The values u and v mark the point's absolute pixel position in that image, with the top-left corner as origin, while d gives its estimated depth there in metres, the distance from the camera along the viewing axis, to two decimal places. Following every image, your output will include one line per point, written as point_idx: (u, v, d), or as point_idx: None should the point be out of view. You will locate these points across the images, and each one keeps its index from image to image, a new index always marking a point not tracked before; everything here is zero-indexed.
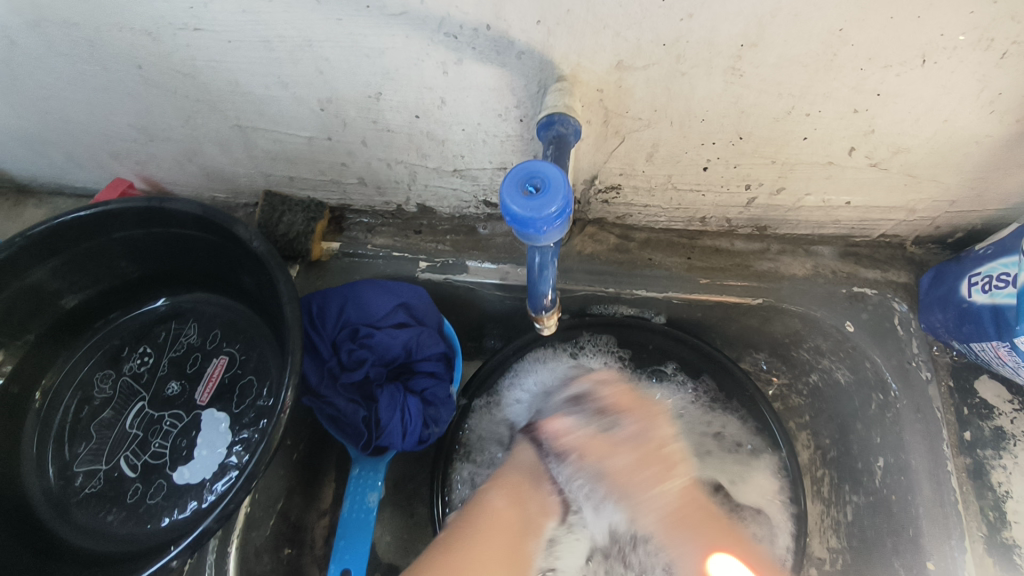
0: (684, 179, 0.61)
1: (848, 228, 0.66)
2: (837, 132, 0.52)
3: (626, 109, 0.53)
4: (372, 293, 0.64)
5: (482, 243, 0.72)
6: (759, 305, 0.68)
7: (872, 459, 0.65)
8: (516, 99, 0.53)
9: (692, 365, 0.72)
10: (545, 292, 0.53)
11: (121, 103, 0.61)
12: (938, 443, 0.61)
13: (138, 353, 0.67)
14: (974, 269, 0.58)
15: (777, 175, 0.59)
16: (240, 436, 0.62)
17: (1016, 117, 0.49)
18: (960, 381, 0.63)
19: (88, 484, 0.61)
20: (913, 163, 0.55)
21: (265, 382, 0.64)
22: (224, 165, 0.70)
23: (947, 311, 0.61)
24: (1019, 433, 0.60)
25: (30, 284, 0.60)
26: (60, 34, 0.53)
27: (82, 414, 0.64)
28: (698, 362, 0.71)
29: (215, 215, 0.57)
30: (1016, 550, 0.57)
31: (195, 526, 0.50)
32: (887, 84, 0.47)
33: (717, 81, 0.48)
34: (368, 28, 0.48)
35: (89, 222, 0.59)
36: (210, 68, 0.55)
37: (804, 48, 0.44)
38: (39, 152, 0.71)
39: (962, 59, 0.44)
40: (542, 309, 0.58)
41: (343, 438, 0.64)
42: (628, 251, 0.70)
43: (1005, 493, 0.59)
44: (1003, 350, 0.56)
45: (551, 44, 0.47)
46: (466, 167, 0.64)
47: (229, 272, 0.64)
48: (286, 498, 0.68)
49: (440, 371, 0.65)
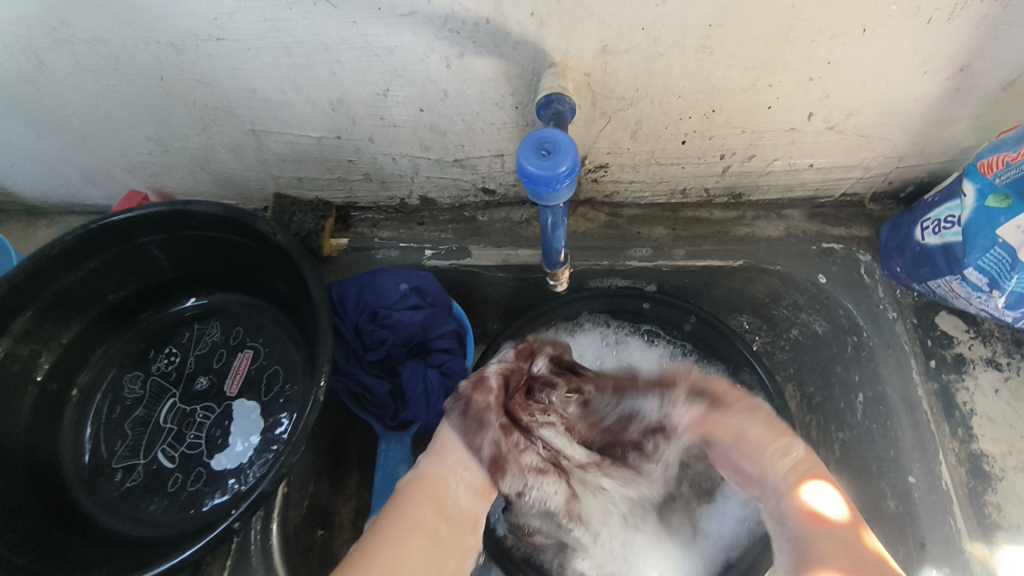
0: (665, 154, 0.68)
1: (813, 190, 0.74)
2: (796, 99, 0.60)
3: (611, 91, 0.59)
4: (386, 279, 0.69)
5: (482, 229, 0.78)
6: (740, 266, 0.74)
7: (853, 397, 0.71)
8: (512, 88, 0.59)
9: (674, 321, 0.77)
10: (557, 248, 0.59)
11: (140, 117, 0.65)
12: (908, 373, 0.67)
13: (164, 354, 0.71)
14: (924, 215, 0.66)
15: (747, 144, 0.66)
16: (273, 421, 0.66)
17: (945, 76, 0.56)
18: (922, 318, 0.70)
19: (129, 479, 0.64)
20: (864, 123, 0.62)
21: (290, 370, 0.68)
22: (236, 171, 0.74)
23: (904, 256, 0.69)
24: (977, 357, 0.68)
25: (61, 291, 0.63)
26: (90, 51, 0.57)
27: (116, 414, 0.67)
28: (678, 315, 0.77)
29: (236, 213, 0.61)
30: (984, 458, 0.64)
31: (252, 491, 0.53)
32: (835, 53, 0.54)
33: (691, 59, 0.55)
34: (379, 28, 0.53)
35: (117, 227, 0.63)
36: (229, 77, 0.59)
37: (763, 24, 0.51)
38: (54, 172, 0.75)
39: (896, 26, 0.51)
40: (555, 266, 0.64)
41: (369, 416, 0.68)
42: (619, 226, 0.76)
43: (970, 410, 0.66)
44: (956, 283, 0.63)
45: (543, 34, 0.53)
46: (466, 156, 0.70)
47: (252, 269, 0.68)
48: (316, 482, 0.72)
49: (455, 347, 0.69)
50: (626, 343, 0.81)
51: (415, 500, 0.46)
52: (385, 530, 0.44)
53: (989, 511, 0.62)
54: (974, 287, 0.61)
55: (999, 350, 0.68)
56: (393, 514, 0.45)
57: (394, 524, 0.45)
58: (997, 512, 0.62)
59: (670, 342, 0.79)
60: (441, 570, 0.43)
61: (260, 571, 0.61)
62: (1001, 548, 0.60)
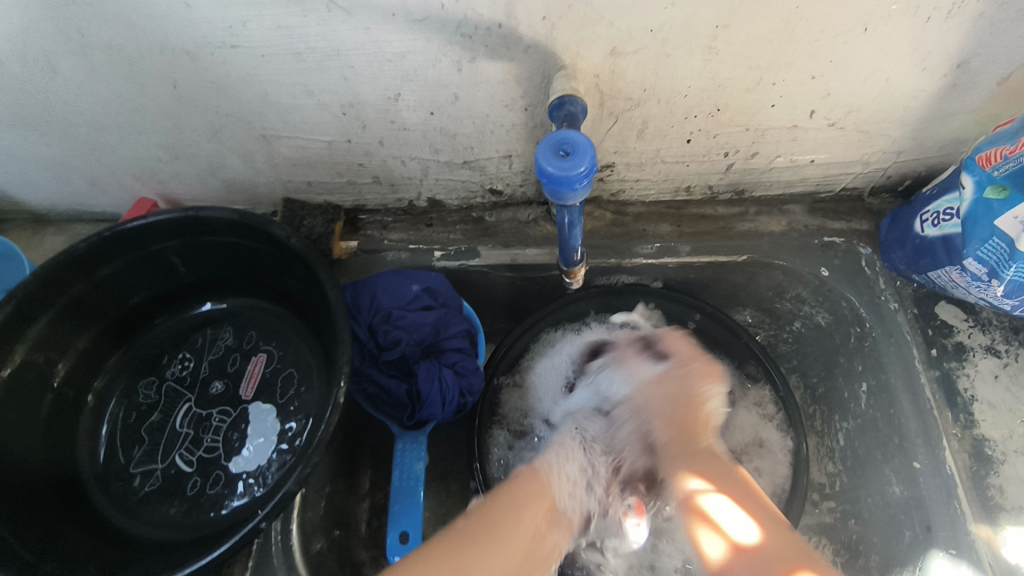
0: (670, 152, 0.69)
1: (814, 185, 0.75)
2: (799, 97, 0.61)
3: (619, 91, 0.60)
4: (397, 281, 0.70)
5: (490, 229, 0.79)
6: (744, 261, 0.76)
7: (856, 387, 0.73)
8: (522, 90, 0.60)
9: (680, 316, 0.78)
10: (574, 246, 0.61)
11: (151, 124, 0.66)
12: (910, 361, 0.69)
13: (178, 359, 0.71)
14: (924, 208, 0.68)
15: (751, 141, 0.68)
16: (289, 423, 0.66)
17: (944, 72, 0.58)
18: (922, 307, 0.72)
19: (147, 483, 0.65)
20: (864, 119, 0.64)
21: (305, 373, 0.69)
22: (245, 176, 0.75)
23: (904, 248, 0.71)
24: (976, 345, 0.70)
25: (74, 298, 0.63)
26: (104, 60, 0.57)
27: (132, 420, 0.68)
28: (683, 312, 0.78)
29: (249, 218, 0.62)
30: (986, 443, 0.66)
31: (276, 491, 0.54)
32: (837, 52, 0.56)
33: (697, 59, 0.56)
34: (393, 34, 0.54)
35: (131, 234, 0.63)
36: (241, 83, 0.60)
37: (768, 25, 0.53)
38: (63, 179, 0.75)
39: (896, 25, 0.53)
40: (572, 264, 0.66)
41: (385, 417, 0.69)
42: (625, 224, 0.78)
43: (971, 396, 0.68)
44: (955, 274, 0.65)
45: (554, 37, 0.54)
46: (475, 158, 0.71)
47: (265, 274, 0.69)
48: (331, 483, 0.73)
49: (467, 346, 0.70)
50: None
51: (525, 494, 0.56)
52: (483, 532, 0.51)
53: (992, 493, 0.64)
54: (973, 277, 0.63)
55: (997, 338, 0.70)
56: (504, 505, 0.54)
57: (493, 530, 0.51)
58: (1000, 494, 0.64)
59: (684, 334, 0.78)
60: (534, 564, 0.53)
61: (282, 571, 0.62)
62: (1004, 529, 0.62)
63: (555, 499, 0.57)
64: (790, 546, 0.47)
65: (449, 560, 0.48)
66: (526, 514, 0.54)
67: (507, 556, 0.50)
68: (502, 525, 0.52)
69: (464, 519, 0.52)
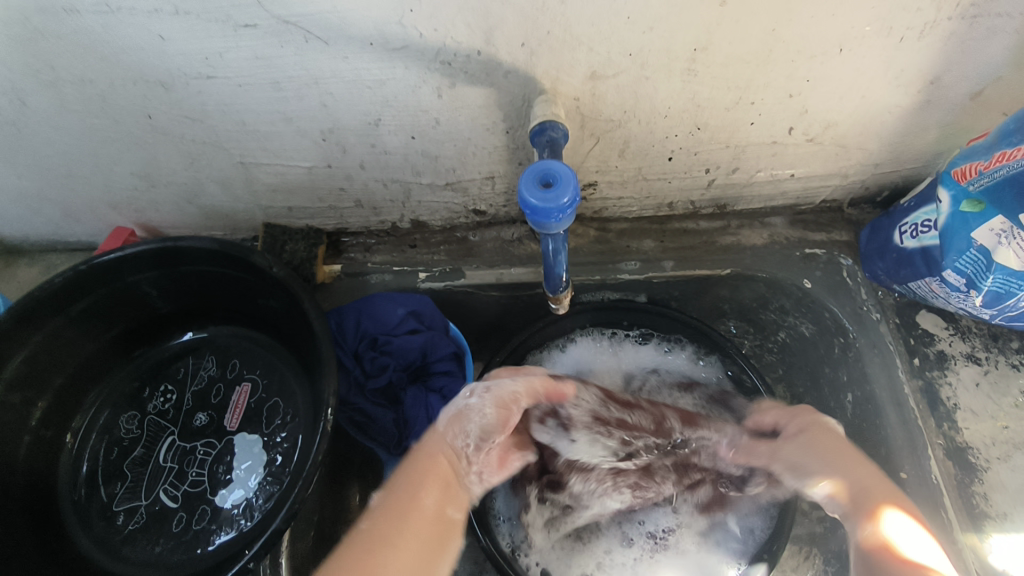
0: (652, 170, 0.70)
1: (794, 199, 0.76)
2: (778, 115, 0.62)
3: (599, 113, 0.60)
4: (383, 305, 0.70)
5: (474, 249, 0.79)
6: (728, 275, 0.76)
7: (841, 396, 0.73)
8: (503, 114, 0.60)
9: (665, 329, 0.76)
10: (560, 274, 0.62)
11: (127, 154, 0.65)
12: (894, 371, 0.70)
13: (160, 391, 0.70)
14: (903, 219, 0.68)
15: (731, 158, 0.68)
16: (276, 454, 0.65)
17: (917, 89, 0.59)
18: (903, 317, 0.73)
19: (131, 521, 0.64)
20: (841, 134, 0.65)
21: (291, 402, 0.68)
22: (224, 203, 0.74)
23: (884, 259, 0.72)
24: (957, 353, 0.71)
25: (51, 334, 0.62)
26: (77, 93, 0.56)
27: (113, 456, 0.67)
28: (670, 325, 0.76)
29: (231, 248, 0.61)
30: (969, 450, 0.67)
31: (264, 530, 0.53)
32: (814, 72, 0.56)
33: (676, 81, 0.57)
34: (372, 62, 0.53)
35: (108, 267, 0.62)
36: (219, 112, 0.59)
37: (745, 47, 0.53)
38: (35, 211, 0.74)
39: (871, 46, 0.53)
40: (558, 290, 0.67)
41: (373, 444, 0.69)
42: (608, 241, 0.78)
43: (954, 405, 0.69)
44: (935, 284, 0.66)
45: (533, 63, 0.54)
46: (457, 179, 0.70)
47: (248, 302, 0.68)
48: (319, 512, 0.71)
49: (455, 369, 0.70)
50: (621, 346, 0.78)
51: (421, 475, 0.51)
52: (393, 511, 0.48)
53: (977, 501, 0.65)
54: (952, 287, 0.64)
55: (977, 345, 0.71)
56: (404, 488, 0.49)
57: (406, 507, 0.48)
58: (984, 501, 0.65)
59: (663, 339, 0.77)
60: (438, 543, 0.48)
61: None
62: (990, 536, 0.63)
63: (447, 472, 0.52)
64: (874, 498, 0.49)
65: (420, 527, 0.47)
66: (432, 491, 0.50)
67: (443, 522, 0.49)
68: (422, 487, 0.50)
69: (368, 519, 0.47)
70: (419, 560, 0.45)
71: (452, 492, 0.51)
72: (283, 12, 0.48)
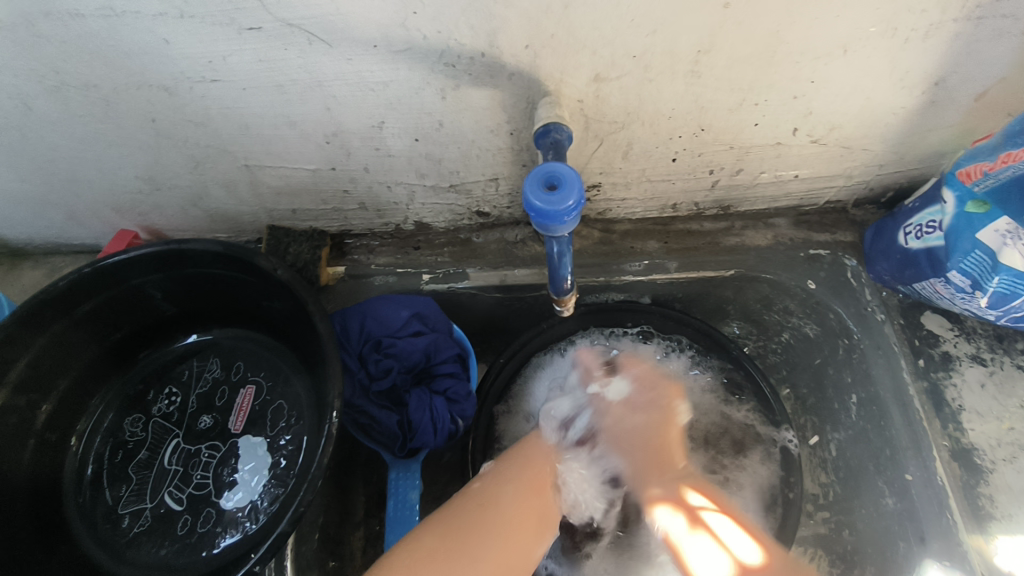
0: (656, 172, 0.70)
1: (798, 199, 0.76)
2: (782, 117, 0.62)
3: (603, 115, 0.60)
4: (386, 307, 0.70)
5: (477, 250, 0.79)
6: (732, 276, 0.76)
7: (846, 397, 0.74)
8: (506, 115, 0.60)
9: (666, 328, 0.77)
10: (565, 276, 0.62)
11: (131, 157, 0.65)
12: (899, 372, 0.70)
13: (164, 394, 0.70)
14: (907, 220, 0.68)
15: (735, 159, 0.68)
16: (280, 456, 0.65)
17: (921, 90, 0.59)
18: (908, 318, 0.73)
19: (136, 524, 0.64)
20: (846, 135, 0.65)
21: (295, 405, 0.68)
22: (228, 205, 0.74)
23: (889, 260, 0.71)
24: (962, 354, 0.71)
25: (55, 337, 0.62)
26: (81, 96, 0.56)
27: (118, 458, 0.67)
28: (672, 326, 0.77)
29: (236, 251, 0.61)
30: (974, 451, 0.67)
31: (270, 534, 0.53)
32: (817, 73, 0.56)
33: (680, 83, 0.56)
34: (375, 64, 0.53)
35: (112, 270, 0.62)
36: (223, 115, 0.59)
37: (749, 48, 0.53)
38: (40, 214, 0.74)
39: (874, 47, 0.53)
40: (563, 293, 0.67)
41: (378, 446, 0.69)
42: (612, 242, 0.78)
43: (959, 406, 0.69)
44: (940, 285, 0.65)
45: (537, 64, 0.54)
46: (461, 181, 0.70)
47: (252, 305, 0.68)
48: (324, 514, 0.71)
49: (459, 371, 0.71)
50: (620, 344, 0.78)
51: (521, 466, 0.61)
52: (486, 500, 0.57)
53: (982, 502, 0.65)
54: (957, 288, 0.64)
55: (983, 346, 0.71)
56: (505, 483, 0.59)
57: (498, 495, 0.58)
58: (989, 503, 0.64)
59: (666, 335, 0.77)
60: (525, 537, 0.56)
61: None
62: (996, 539, 0.63)
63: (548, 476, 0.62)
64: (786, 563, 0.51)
65: (517, 520, 0.56)
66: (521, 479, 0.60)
67: (533, 515, 0.58)
68: (518, 485, 0.59)
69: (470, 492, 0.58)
70: (512, 547, 0.54)
71: (545, 488, 0.61)
72: (286, 15, 0.48)
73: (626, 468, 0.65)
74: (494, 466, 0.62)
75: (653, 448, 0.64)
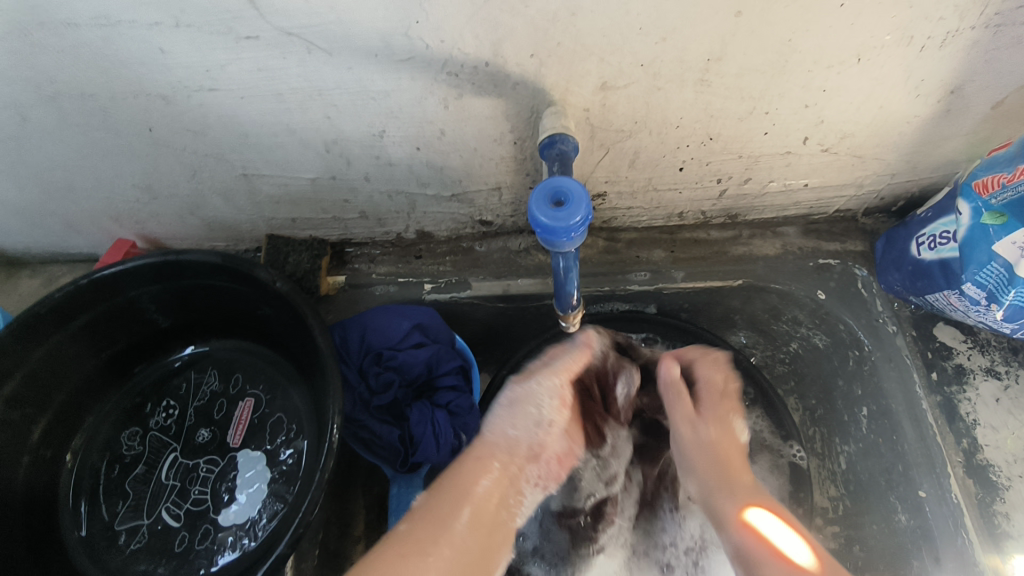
0: (663, 180, 0.68)
1: (807, 208, 0.74)
2: (793, 125, 0.60)
3: (610, 124, 0.59)
4: (386, 318, 0.68)
5: (480, 259, 0.77)
6: (740, 285, 0.75)
7: (856, 410, 0.72)
8: (511, 125, 0.58)
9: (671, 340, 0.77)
10: (570, 292, 0.61)
11: (128, 167, 0.64)
12: (911, 386, 0.68)
13: (162, 407, 0.69)
14: (920, 230, 0.67)
15: (744, 168, 0.67)
16: (279, 472, 0.64)
17: (937, 98, 0.57)
18: (920, 329, 0.71)
19: (133, 540, 0.63)
20: (857, 144, 0.63)
21: (294, 418, 0.66)
22: (227, 214, 0.72)
23: (900, 271, 0.70)
24: (975, 367, 0.69)
25: (50, 350, 0.61)
26: (76, 106, 0.55)
27: (115, 473, 0.66)
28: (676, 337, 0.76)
29: (235, 263, 0.60)
30: (991, 468, 0.66)
31: (269, 554, 0.52)
32: (831, 81, 0.55)
33: (689, 92, 0.55)
34: (377, 73, 0.52)
35: (108, 282, 0.61)
36: (221, 123, 0.58)
37: (761, 56, 0.51)
38: (36, 223, 0.73)
39: (890, 55, 0.52)
40: (568, 308, 0.66)
41: (379, 461, 0.68)
42: (617, 251, 0.76)
43: (973, 421, 0.67)
44: (954, 298, 0.64)
45: (543, 74, 0.52)
46: (464, 190, 0.69)
47: (250, 316, 0.67)
48: (325, 529, 0.70)
49: (461, 384, 0.69)
50: None
51: (467, 478, 0.52)
52: (430, 522, 0.48)
53: (998, 520, 0.64)
54: (972, 301, 0.62)
55: (997, 359, 0.69)
56: (449, 496, 0.50)
57: (441, 517, 0.48)
58: (1006, 521, 0.64)
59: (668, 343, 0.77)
60: (481, 562, 0.48)
61: None
62: (1012, 557, 0.62)
63: (501, 486, 0.53)
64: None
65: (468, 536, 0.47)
66: (472, 495, 0.51)
67: (486, 526, 0.50)
68: (468, 498, 0.50)
69: (406, 522, 0.48)
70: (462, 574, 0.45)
71: (501, 501, 0.52)
72: (285, 24, 0.46)
73: (695, 478, 0.58)
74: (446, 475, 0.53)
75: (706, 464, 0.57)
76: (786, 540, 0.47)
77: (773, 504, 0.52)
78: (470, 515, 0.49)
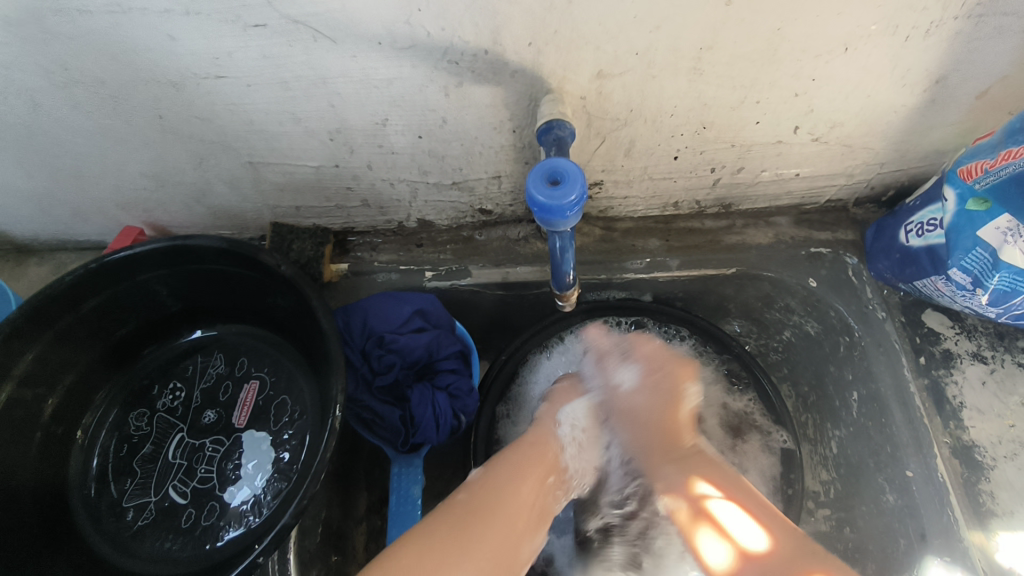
0: (658, 169, 0.70)
1: (799, 198, 0.76)
2: (783, 114, 0.62)
3: (606, 112, 0.61)
4: (390, 304, 0.71)
5: (480, 248, 0.79)
6: (733, 274, 0.76)
7: (847, 394, 0.74)
8: (510, 113, 0.60)
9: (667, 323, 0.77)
10: (568, 271, 0.63)
11: (137, 154, 0.65)
12: (899, 369, 0.70)
13: (169, 388, 0.71)
14: (908, 218, 0.69)
15: (737, 157, 0.68)
16: (284, 451, 0.66)
17: (922, 88, 0.59)
18: (909, 316, 0.73)
19: (141, 517, 0.64)
20: (846, 134, 0.65)
21: (299, 400, 0.68)
22: (233, 202, 0.74)
23: (889, 258, 0.72)
24: (963, 351, 0.71)
25: (60, 331, 0.62)
26: (88, 93, 0.57)
27: (123, 452, 0.67)
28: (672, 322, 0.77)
29: (240, 246, 0.61)
30: (975, 449, 0.67)
31: (273, 526, 0.53)
32: (819, 70, 0.56)
33: (682, 80, 0.57)
34: (380, 61, 0.54)
35: (118, 265, 0.62)
36: (229, 111, 0.60)
37: (751, 45, 0.53)
38: (46, 211, 0.75)
39: (876, 44, 0.54)
40: (565, 287, 0.69)
41: (379, 442, 0.70)
42: (614, 240, 0.78)
43: (960, 403, 0.69)
44: (941, 283, 0.66)
45: (540, 62, 0.54)
46: (464, 178, 0.71)
47: (255, 300, 0.69)
48: (327, 509, 0.72)
49: (461, 367, 0.71)
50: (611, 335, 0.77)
51: (519, 463, 0.58)
52: (488, 499, 0.53)
53: (983, 499, 0.65)
54: (958, 286, 0.64)
55: (983, 344, 0.71)
56: (505, 471, 0.57)
57: (498, 495, 0.54)
58: (991, 500, 0.65)
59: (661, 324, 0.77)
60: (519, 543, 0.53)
61: None
62: (997, 535, 0.63)
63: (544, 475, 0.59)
64: (799, 550, 0.49)
65: (512, 538, 0.52)
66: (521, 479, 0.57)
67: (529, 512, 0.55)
68: (521, 480, 0.56)
69: (466, 491, 0.54)
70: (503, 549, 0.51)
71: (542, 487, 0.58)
72: (292, 12, 0.48)
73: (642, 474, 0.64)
74: (484, 473, 0.57)
75: (658, 431, 0.63)
76: (743, 527, 0.52)
77: (739, 488, 0.56)
78: (520, 496, 0.55)
